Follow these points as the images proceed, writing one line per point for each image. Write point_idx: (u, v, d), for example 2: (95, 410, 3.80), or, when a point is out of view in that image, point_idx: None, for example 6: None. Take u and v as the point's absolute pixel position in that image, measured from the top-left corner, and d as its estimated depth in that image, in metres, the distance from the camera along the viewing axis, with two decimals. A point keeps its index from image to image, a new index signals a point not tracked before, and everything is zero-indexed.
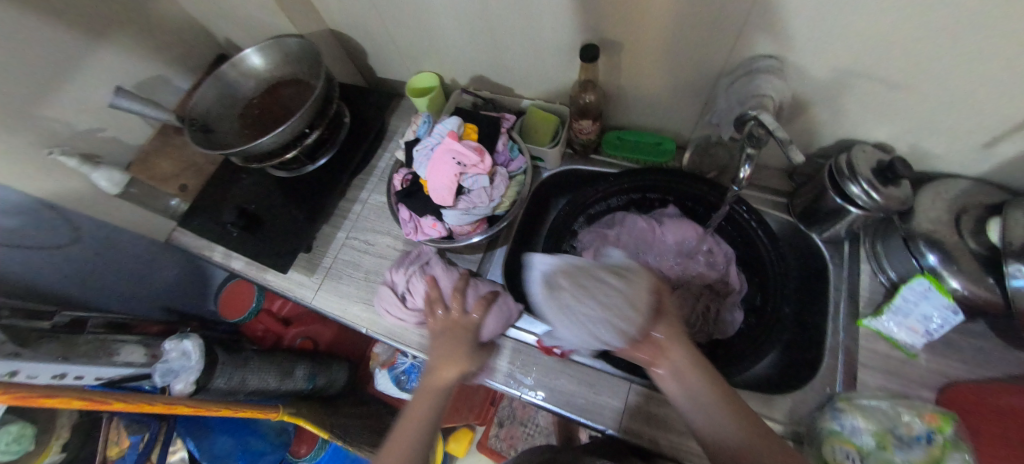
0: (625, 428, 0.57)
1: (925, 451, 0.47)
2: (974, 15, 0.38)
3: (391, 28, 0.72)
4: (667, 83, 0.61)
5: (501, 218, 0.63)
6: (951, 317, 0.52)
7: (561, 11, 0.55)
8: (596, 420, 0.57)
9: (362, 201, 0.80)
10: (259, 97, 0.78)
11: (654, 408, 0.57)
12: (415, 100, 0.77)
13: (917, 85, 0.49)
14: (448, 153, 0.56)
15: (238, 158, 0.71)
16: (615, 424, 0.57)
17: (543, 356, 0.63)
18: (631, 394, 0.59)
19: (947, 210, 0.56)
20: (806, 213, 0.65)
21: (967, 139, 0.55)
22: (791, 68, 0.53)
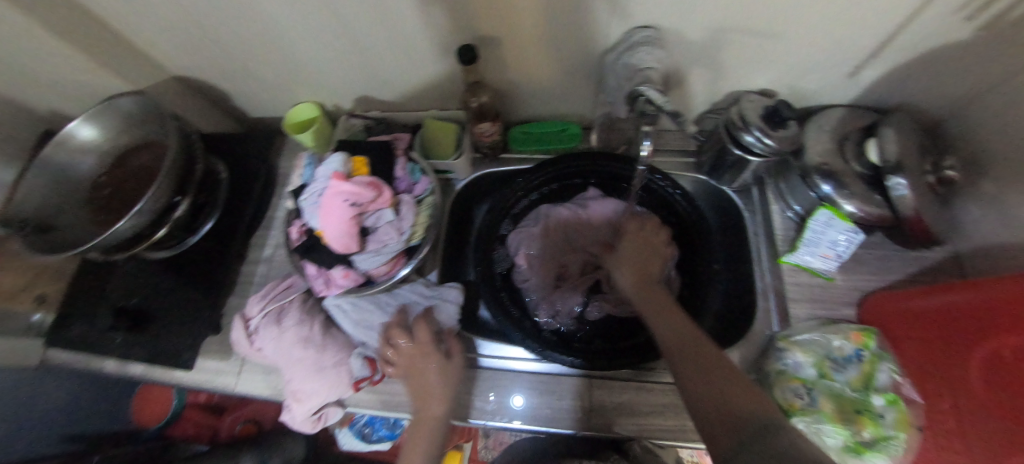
0: (596, 425, 0.56)
1: (858, 369, 0.50)
2: None
3: (248, 62, 0.63)
4: (558, 70, 0.59)
5: (418, 248, 0.58)
6: (854, 236, 0.57)
7: (427, 13, 0.50)
8: (564, 426, 0.56)
9: (267, 259, 0.71)
10: (106, 173, 0.65)
11: (617, 398, 0.57)
12: (298, 137, 0.69)
13: (784, 29, 0.51)
14: (337, 196, 0.49)
15: (93, 253, 0.59)
16: (584, 424, 0.56)
17: (503, 374, 0.60)
18: (592, 388, 0.58)
19: (832, 140, 0.60)
20: (714, 168, 0.67)
21: (835, 71, 0.58)
22: (670, 34, 0.53)
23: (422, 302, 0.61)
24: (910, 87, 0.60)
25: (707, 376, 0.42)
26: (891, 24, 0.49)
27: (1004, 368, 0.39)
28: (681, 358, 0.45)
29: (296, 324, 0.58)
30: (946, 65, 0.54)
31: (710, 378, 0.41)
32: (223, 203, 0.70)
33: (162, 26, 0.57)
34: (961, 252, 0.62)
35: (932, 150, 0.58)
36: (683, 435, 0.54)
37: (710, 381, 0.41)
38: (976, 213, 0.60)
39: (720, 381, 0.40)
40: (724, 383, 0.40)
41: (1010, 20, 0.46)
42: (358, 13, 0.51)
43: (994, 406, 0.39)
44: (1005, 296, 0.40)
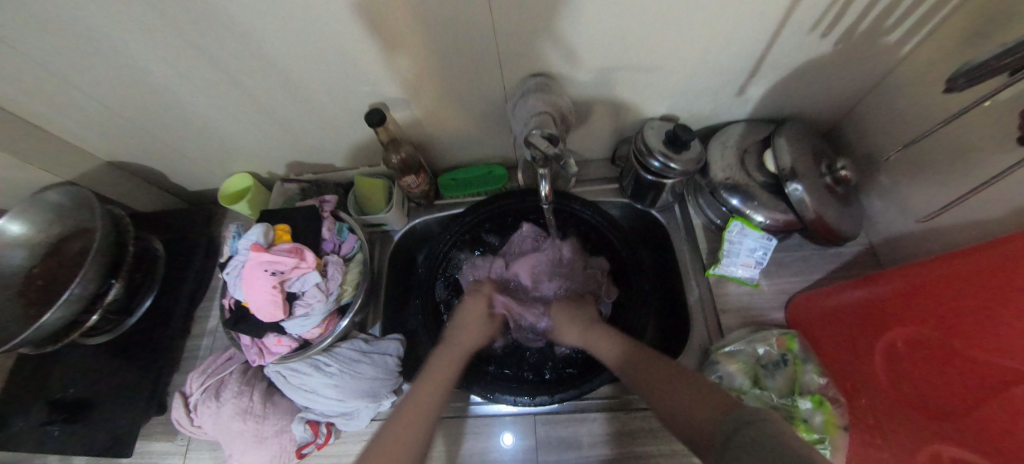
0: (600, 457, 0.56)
1: (786, 374, 0.52)
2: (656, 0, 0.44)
3: (178, 142, 0.66)
4: (470, 118, 0.63)
5: (351, 305, 0.60)
6: (768, 244, 0.61)
7: (334, 83, 0.54)
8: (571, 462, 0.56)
9: (212, 331, 0.71)
10: (39, 265, 0.65)
11: (611, 427, 0.57)
12: (234, 208, 0.71)
13: (663, 64, 0.56)
14: (258, 267, 0.50)
15: (24, 349, 0.58)
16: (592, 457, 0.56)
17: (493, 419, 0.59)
18: (591, 422, 0.58)
19: (734, 155, 0.63)
20: (635, 191, 0.70)
21: (724, 94, 0.63)
22: (563, 78, 0.57)
23: (363, 359, 0.59)
24: (796, 100, 0.65)
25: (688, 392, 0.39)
26: (756, 49, 0.54)
27: (904, 355, 0.41)
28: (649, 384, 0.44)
29: (235, 396, 0.56)
30: (818, 77, 0.59)
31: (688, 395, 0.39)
32: (160, 279, 0.70)
33: (87, 119, 0.59)
34: (875, 244, 0.65)
35: (825, 153, 0.62)
36: (644, 461, 0.55)
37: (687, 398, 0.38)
38: (879, 205, 0.64)
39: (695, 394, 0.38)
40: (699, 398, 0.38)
41: (856, 35, 0.52)
42: (271, 90, 0.55)
43: (901, 394, 0.41)
44: (918, 286, 0.41)
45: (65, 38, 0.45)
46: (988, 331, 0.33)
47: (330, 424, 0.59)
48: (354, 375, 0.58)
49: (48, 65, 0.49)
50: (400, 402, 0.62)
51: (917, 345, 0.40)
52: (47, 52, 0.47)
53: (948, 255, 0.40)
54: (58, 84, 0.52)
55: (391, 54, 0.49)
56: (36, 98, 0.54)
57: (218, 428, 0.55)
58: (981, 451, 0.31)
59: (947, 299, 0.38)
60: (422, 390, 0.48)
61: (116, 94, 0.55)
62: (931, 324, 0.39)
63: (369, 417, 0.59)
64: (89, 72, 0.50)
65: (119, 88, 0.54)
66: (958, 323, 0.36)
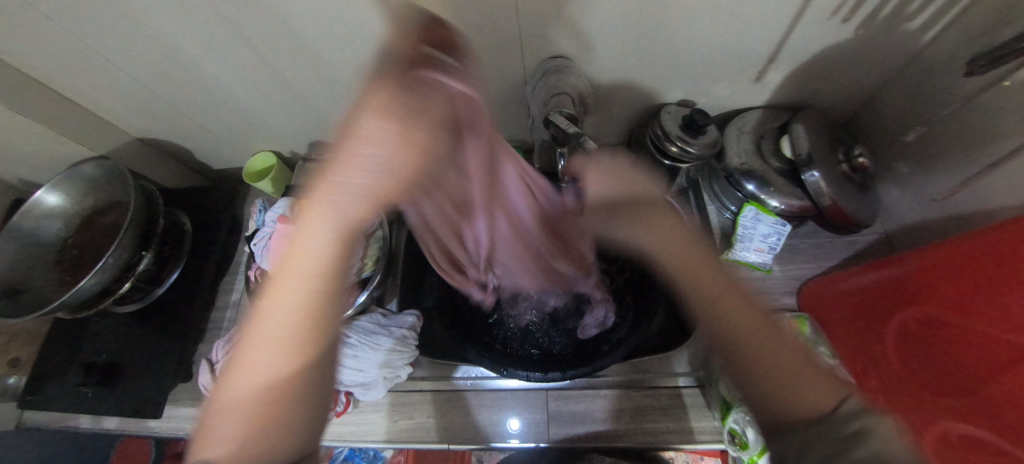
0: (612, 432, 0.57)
1: None
2: None
3: (204, 119, 0.68)
4: (489, 98, 0.65)
5: (370, 279, 0.62)
6: (782, 229, 0.61)
7: (358, 60, 0.55)
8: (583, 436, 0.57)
9: (236, 303, 0.74)
10: (76, 235, 0.68)
11: (623, 404, 0.58)
12: (257, 185, 0.73)
13: (683, 47, 0.56)
14: (284, 238, 0.52)
15: (61, 312, 0.61)
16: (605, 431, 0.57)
17: (504, 394, 0.61)
18: (603, 399, 0.59)
19: (751, 140, 0.64)
20: (649, 177, 0.71)
21: (743, 79, 0.63)
22: (583, 61, 0.58)
23: (381, 331, 0.61)
24: (815, 87, 0.65)
25: (770, 352, 0.40)
26: (776, 33, 0.54)
27: (914, 338, 0.42)
28: (755, 343, 0.41)
29: None
30: (839, 64, 0.59)
31: (790, 377, 0.38)
32: (186, 252, 0.73)
33: (122, 96, 0.61)
34: (891, 232, 0.65)
35: (842, 140, 0.63)
36: (655, 436, 0.56)
37: (763, 346, 0.41)
38: (896, 194, 0.64)
39: (782, 367, 0.39)
40: (798, 378, 0.37)
41: (880, 20, 0.51)
42: (298, 68, 0.57)
43: (913, 376, 0.41)
44: (933, 267, 0.41)
45: (107, 15, 0.47)
46: (1004, 307, 0.33)
47: (348, 393, 0.61)
48: (377, 346, 0.59)
49: (90, 42, 0.51)
50: (416, 375, 0.64)
51: (929, 328, 0.40)
52: (90, 29, 0.49)
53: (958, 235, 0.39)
54: (98, 61, 0.54)
55: None
56: (76, 75, 0.56)
57: None
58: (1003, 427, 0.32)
59: (962, 279, 0.38)
60: (276, 300, 0.30)
61: (150, 72, 0.57)
62: (942, 306, 0.39)
63: (386, 387, 0.61)
64: (127, 48, 0.53)
65: (154, 65, 0.56)
66: (973, 303, 0.36)
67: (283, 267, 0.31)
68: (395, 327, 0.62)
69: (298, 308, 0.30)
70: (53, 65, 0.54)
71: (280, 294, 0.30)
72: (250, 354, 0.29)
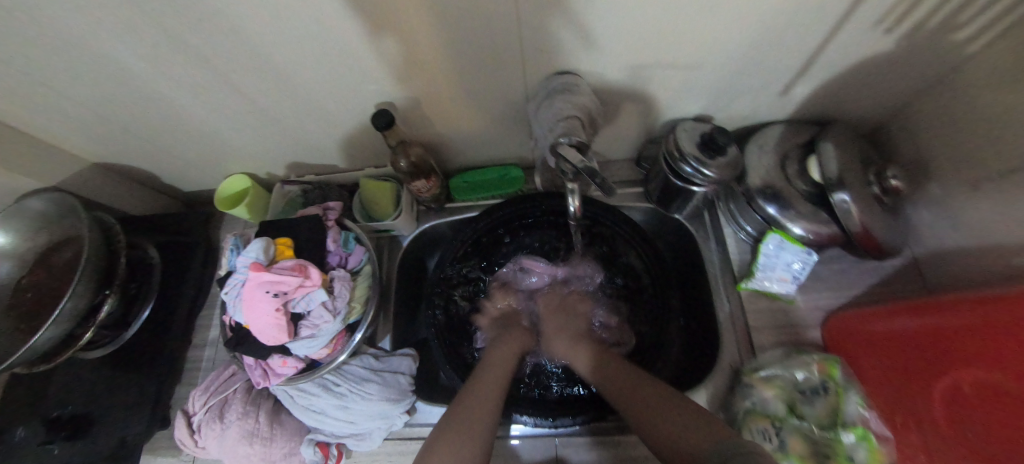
0: None
1: (826, 402, 0.48)
2: None
3: (167, 141, 0.61)
4: (485, 116, 0.58)
5: (359, 322, 0.56)
6: (808, 258, 0.56)
7: (335, 77, 0.48)
8: None
9: (214, 342, 0.68)
10: (28, 274, 0.61)
11: (623, 451, 0.55)
12: (231, 212, 0.67)
13: (702, 61, 0.50)
14: (258, 288, 0.46)
15: (17, 369, 0.55)
16: None
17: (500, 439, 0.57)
18: (601, 445, 0.55)
19: (774, 160, 0.58)
20: (660, 197, 0.66)
21: (767, 92, 0.57)
22: (590, 75, 0.52)
23: (373, 378, 0.56)
24: (840, 102, 0.59)
25: (661, 409, 0.41)
26: (807, 46, 0.48)
27: (963, 400, 0.38)
28: (632, 405, 0.44)
29: (239, 418, 0.53)
30: (869, 79, 0.54)
31: (655, 417, 0.41)
32: (158, 287, 0.67)
33: (69, 121, 0.54)
34: (919, 257, 0.61)
35: (872, 160, 0.57)
36: None
37: (646, 409, 0.42)
38: (927, 217, 0.59)
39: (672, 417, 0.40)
40: (669, 421, 0.39)
41: (924, 31, 0.46)
42: (268, 87, 0.50)
43: (958, 437, 0.37)
44: (993, 320, 0.36)
45: (29, 34, 0.40)
46: None
47: (340, 445, 0.56)
48: (367, 396, 0.55)
49: (18, 63, 0.44)
50: (413, 421, 0.59)
51: (978, 392, 0.36)
52: (13, 50, 0.42)
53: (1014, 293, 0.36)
54: (30, 84, 0.47)
55: (399, 49, 0.44)
56: (7, 98, 0.49)
57: (227, 449, 0.52)
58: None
59: (1007, 340, 0.34)
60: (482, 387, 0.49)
61: (96, 94, 0.50)
62: (995, 368, 0.35)
63: (381, 437, 0.56)
64: (63, 70, 0.45)
65: (99, 88, 0.49)
66: (1020, 367, 0.32)
67: (477, 376, 0.50)
68: (389, 373, 0.58)
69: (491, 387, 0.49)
70: None
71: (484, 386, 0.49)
72: (461, 414, 0.45)
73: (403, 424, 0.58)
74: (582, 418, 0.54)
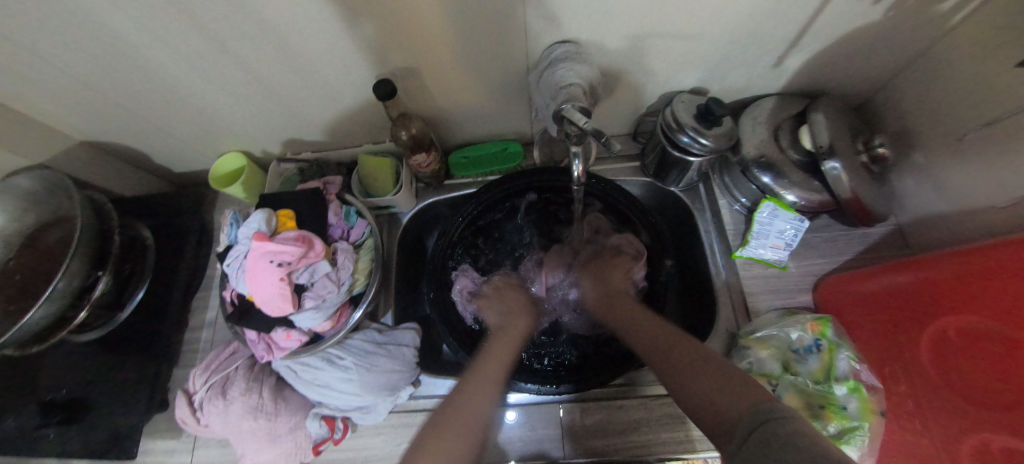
0: (614, 446, 0.55)
1: (819, 359, 0.50)
2: None
3: (157, 118, 0.59)
4: (485, 89, 0.58)
5: (363, 294, 0.57)
6: (800, 225, 0.59)
7: (334, 48, 0.47)
8: (582, 449, 0.55)
9: (211, 323, 0.67)
10: (17, 256, 0.60)
11: (624, 415, 0.56)
12: (226, 191, 0.66)
13: (700, 32, 0.51)
14: (261, 259, 0.45)
15: (7, 349, 0.54)
16: (605, 442, 0.55)
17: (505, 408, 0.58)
18: (603, 411, 0.56)
19: (767, 131, 0.60)
20: (656, 170, 0.67)
21: (761, 64, 0.58)
22: (591, 46, 0.52)
23: (378, 351, 0.56)
24: (831, 74, 0.61)
25: (695, 369, 0.39)
26: (802, 16, 0.49)
27: (950, 347, 0.40)
28: (668, 365, 0.42)
29: (243, 393, 0.52)
30: (859, 50, 0.56)
31: (695, 379, 0.37)
32: (152, 268, 0.65)
33: (54, 96, 0.52)
34: (904, 224, 0.63)
35: (861, 130, 0.59)
36: (658, 448, 0.54)
37: (687, 374, 0.39)
38: (911, 184, 0.62)
39: (714, 381, 0.36)
40: (707, 382, 0.36)
41: (912, 2, 0.47)
42: (265, 58, 0.49)
43: (948, 384, 0.39)
44: (977, 268, 0.38)
45: (15, 1, 0.38)
46: None
47: (346, 418, 0.56)
48: (371, 368, 0.54)
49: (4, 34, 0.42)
50: (418, 393, 0.60)
51: (966, 338, 0.38)
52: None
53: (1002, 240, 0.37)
54: (15, 56, 0.45)
55: (402, 18, 0.43)
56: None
57: (232, 425, 0.51)
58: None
59: (1000, 291, 0.35)
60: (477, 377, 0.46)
61: (85, 67, 0.48)
62: (983, 313, 0.36)
63: (387, 409, 0.56)
64: (50, 42, 0.44)
65: (87, 60, 0.47)
66: (1010, 308, 0.33)
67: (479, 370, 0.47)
68: (392, 345, 0.58)
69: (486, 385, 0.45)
70: None
71: (476, 387, 0.45)
72: (456, 413, 0.42)
73: (408, 396, 0.59)
74: (586, 383, 0.55)
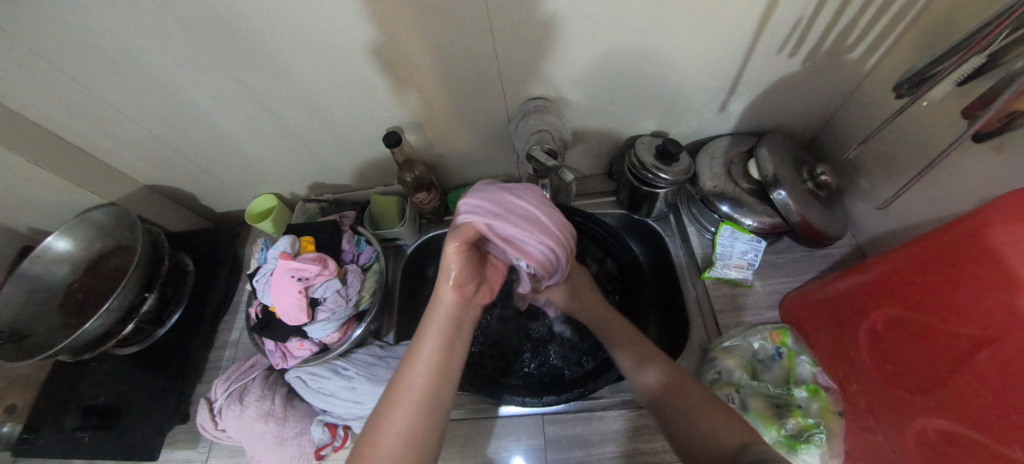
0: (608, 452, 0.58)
1: (780, 367, 0.54)
2: (642, 22, 0.50)
3: (209, 165, 0.73)
4: (475, 137, 0.70)
5: (367, 311, 0.64)
6: (757, 246, 0.65)
7: (353, 105, 0.60)
8: (579, 456, 0.58)
9: (234, 343, 0.75)
10: (81, 279, 0.72)
11: (610, 424, 0.59)
12: (257, 226, 0.77)
13: (649, 85, 0.62)
14: (285, 274, 0.54)
15: (63, 356, 0.62)
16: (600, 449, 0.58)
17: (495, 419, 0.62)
18: (594, 420, 0.60)
19: (722, 165, 0.68)
20: (630, 203, 0.76)
21: (710, 110, 0.69)
22: (560, 99, 0.64)
23: (379, 363, 0.63)
24: (774, 115, 0.71)
25: (687, 398, 0.46)
26: (731, 68, 0.60)
27: (883, 341, 0.44)
28: (675, 400, 0.47)
29: (257, 399, 0.59)
30: (791, 94, 0.65)
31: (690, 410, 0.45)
32: (189, 293, 0.75)
33: (134, 147, 0.66)
34: (862, 244, 0.68)
35: (806, 162, 0.67)
36: (639, 458, 0.57)
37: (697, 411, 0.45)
38: (862, 208, 0.68)
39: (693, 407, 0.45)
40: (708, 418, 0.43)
41: (821, 55, 0.58)
42: (299, 115, 0.62)
43: (885, 376, 0.43)
44: (892, 270, 0.44)
45: (128, 77, 0.53)
46: (957, 306, 0.35)
47: (347, 427, 0.61)
48: (374, 379, 0.61)
49: (112, 100, 0.57)
50: None
51: (895, 331, 0.43)
52: (112, 90, 0.55)
53: (906, 244, 0.43)
54: (116, 114, 0.60)
55: (406, 81, 0.56)
56: (95, 128, 0.62)
57: (246, 428, 0.57)
58: (964, 419, 0.34)
59: (921, 286, 0.40)
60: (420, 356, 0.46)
61: (162, 125, 0.62)
62: (905, 308, 0.42)
63: None
64: (143, 105, 0.58)
65: (167, 120, 0.61)
66: (930, 302, 0.39)
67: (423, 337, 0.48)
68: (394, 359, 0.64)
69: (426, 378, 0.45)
70: (74, 121, 0.60)
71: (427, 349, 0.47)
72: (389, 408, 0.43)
73: None
74: (569, 395, 0.59)
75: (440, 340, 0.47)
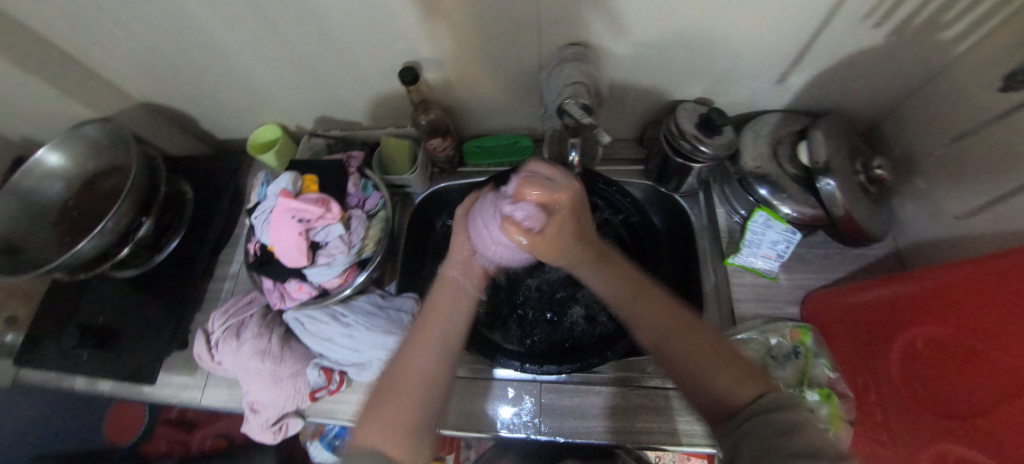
0: (602, 428, 0.57)
1: (795, 366, 0.53)
2: None
3: (207, 87, 0.67)
4: (500, 83, 0.63)
5: (370, 260, 0.61)
6: (791, 237, 0.60)
7: (365, 32, 0.53)
8: (571, 428, 0.57)
9: (234, 276, 0.73)
10: (76, 197, 0.69)
11: (608, 401, 0.58)
12: (260, 157, 0.72)
13: (703, 44, 0.54)
14: (284, 213, 0.51)
15: (60, 273, 0.61)
16: (594, 424, 0.57)
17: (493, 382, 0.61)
18: (594, 396, 0.59)
19: (768, 144, 0.62)
20: (659, 175, 0.70)
21: (765, 81, 0.61)
22: (599, 51, 0.56)
23: (379, 314, 0.60)
24: (837, 94, 0.63)
25: (689, 348, 0.43)
26: (802, 34, 0.52)
27: (913, 355, 0.42)
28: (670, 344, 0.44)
29: (255, 337, 0.58)
30: (864, 71, 0.57)
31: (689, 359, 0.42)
32: (188, 221, 0.73)
33: (124, 58, 0.60)
34: (901, 248, 0.64)
35: (862, 151, 0.60)
36: (628, 437, 0.56)
37: (702, 360, 0.41)
38: (911, 209, 0.62)
39: (700, 355, 0.42)
40: (722, 371, 0.40)
41: (912, 28, 0.49)
42: (305, 39, 0.55)
43: (909, 390, 0.41)
44: (940, 284, 0.40)
45: None
46: (1003, 328, 0.32)
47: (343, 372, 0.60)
48: (369, 329, 0.58)
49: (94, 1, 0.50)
50: None
51: (929, 348, 0.40)
52: None
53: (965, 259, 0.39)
54: (99, 19, 0.53)
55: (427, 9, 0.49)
56: (77, 32, 0.55)
57: (242, 362, 0.57)
58: (984, 444, 0.32)
59: (970, 303, 0.36)
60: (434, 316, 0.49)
61: (153, 36, 0.56)
62: (945, 324, 0.39)
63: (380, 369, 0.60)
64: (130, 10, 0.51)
65: (158, 31, 0.55)
66: (971, 320, 0.36)
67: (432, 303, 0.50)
68: (394, 311, 0.62)
69: (434, 338, 0.47)
70: (53, 21, 0.53)
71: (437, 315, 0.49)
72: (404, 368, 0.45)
73: None
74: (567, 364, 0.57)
75: (451, 298, 0.50)
